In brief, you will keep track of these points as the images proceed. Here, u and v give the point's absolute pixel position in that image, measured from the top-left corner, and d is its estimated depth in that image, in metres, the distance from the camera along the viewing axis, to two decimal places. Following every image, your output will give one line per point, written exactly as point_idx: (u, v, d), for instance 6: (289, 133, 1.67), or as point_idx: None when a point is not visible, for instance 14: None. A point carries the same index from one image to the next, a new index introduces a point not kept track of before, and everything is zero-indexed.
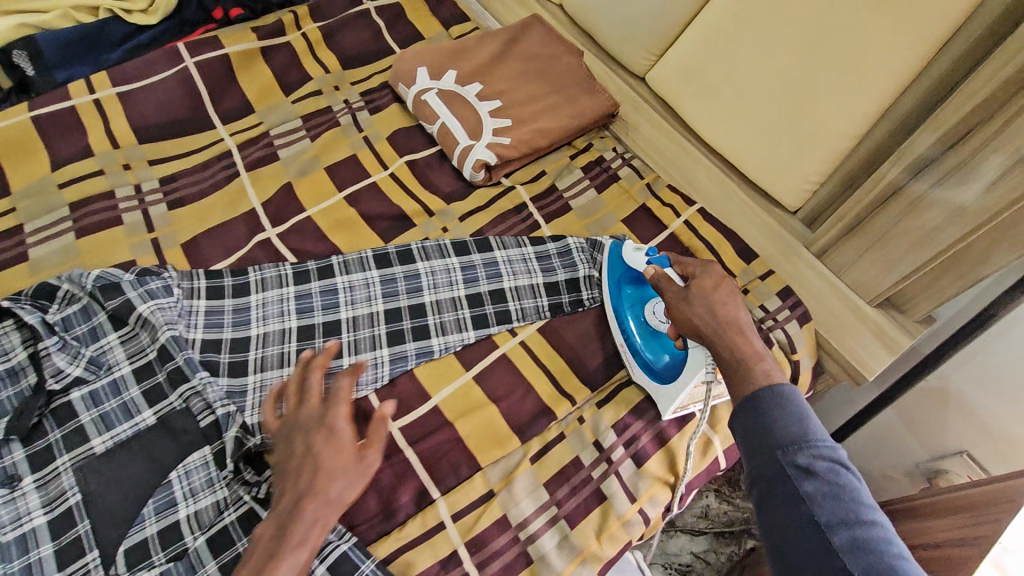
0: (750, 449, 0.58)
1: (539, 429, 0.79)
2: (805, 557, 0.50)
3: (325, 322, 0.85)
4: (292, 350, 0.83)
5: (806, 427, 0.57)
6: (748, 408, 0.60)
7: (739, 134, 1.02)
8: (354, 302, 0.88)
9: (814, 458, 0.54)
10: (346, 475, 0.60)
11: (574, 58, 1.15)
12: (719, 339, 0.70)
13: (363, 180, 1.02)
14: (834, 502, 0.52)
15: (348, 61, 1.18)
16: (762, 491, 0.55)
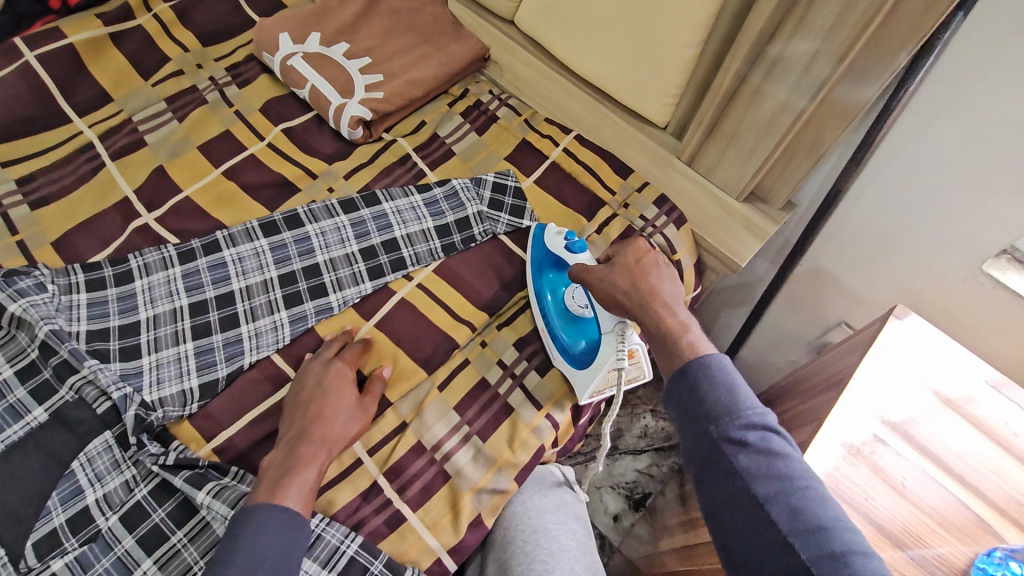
0: (687, 425, 0.63)
1: (443, 358, 0.82)
2: (744, 522, 0.56)
3: (217, 296, 0.85)
4: (186, 327, 0.81)
5: (736, 398, 0.61)
6: (681, 383, 0.64)
7: (600, 62, 1.07)
8: (245, 272, 0.87)
9: (744, 430, 0.59)
10: (342, 416, 0.73)
11: (438, 7, 1.16)
12: (642, 312, 0.74)
13: (239, 154, 1.00)
14: (766, 471, 0.57)
15: (208, 37, 1.14)
16: (700, 464, 0.61)
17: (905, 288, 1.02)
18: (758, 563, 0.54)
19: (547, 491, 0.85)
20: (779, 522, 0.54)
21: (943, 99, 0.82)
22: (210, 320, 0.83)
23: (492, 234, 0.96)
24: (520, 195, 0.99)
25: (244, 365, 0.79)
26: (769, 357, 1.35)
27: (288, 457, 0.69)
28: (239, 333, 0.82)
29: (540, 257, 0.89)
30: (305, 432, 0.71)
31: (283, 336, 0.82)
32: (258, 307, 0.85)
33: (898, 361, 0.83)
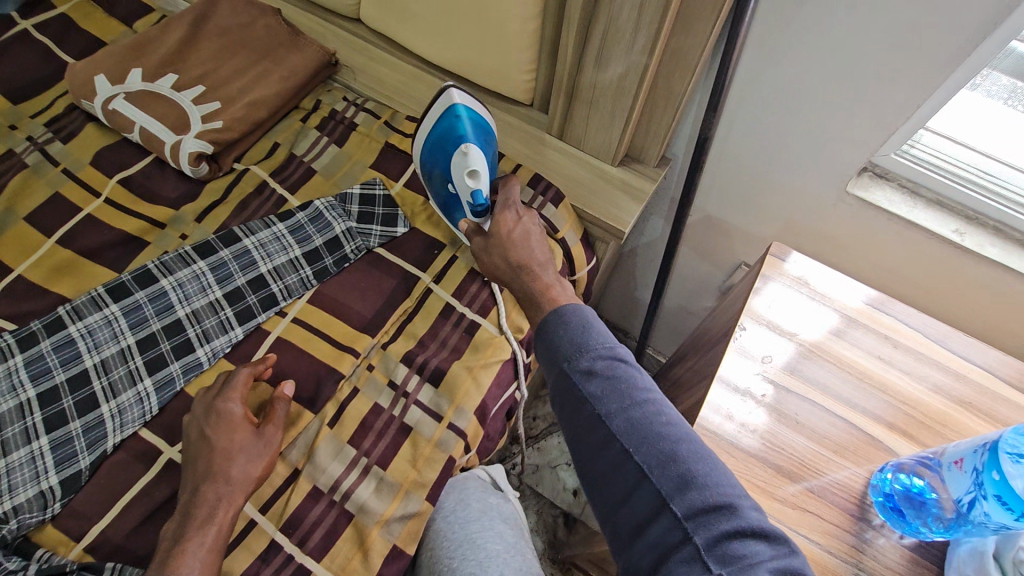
0: (543, 363, 0.61)
1: (329, 392, 0.78)
2: (592, 448, 0.56)
3: (68, 379, 0.77)
4: (36, 421, 0.74)
5: (587, 334, 0.60)
6: (540, 327, 0.63)
7: (451, 45, 1.03)
8: (97, 346, 0.80)
9: (593, 360, 0.58)
10: (245, 453, 0.69)
11: (271, 19, 1.08)
12: (512, 276, 0.73)
13: (72, 217, 0.91)
14: (613, 395, 0.56)
15: (18, 93, 1.03)
16: (555, 399, 0.60)
17: (787, 219, 1.04)
18: (608, 482, 0.55)
19: (469, 499, 0.80)
20: (624, 441, 0.54)
21: (777, 33, 0.83)
22: (64, 407, 0.75)
23: (366, 248, 0.92)
24: (390, 203, 0.95)
25: (108, 449, 0.73)
26: (686, 307, 1.37)
27: (181, 522, 0.65)
28: (99, 414, 0.75)
29: (434, 162, 0.87)
30: (199, 487, 0.67)
31: (149, 406, 0.76)
32: (117, 381, 0.78)
33: (785, 297, 0.85)
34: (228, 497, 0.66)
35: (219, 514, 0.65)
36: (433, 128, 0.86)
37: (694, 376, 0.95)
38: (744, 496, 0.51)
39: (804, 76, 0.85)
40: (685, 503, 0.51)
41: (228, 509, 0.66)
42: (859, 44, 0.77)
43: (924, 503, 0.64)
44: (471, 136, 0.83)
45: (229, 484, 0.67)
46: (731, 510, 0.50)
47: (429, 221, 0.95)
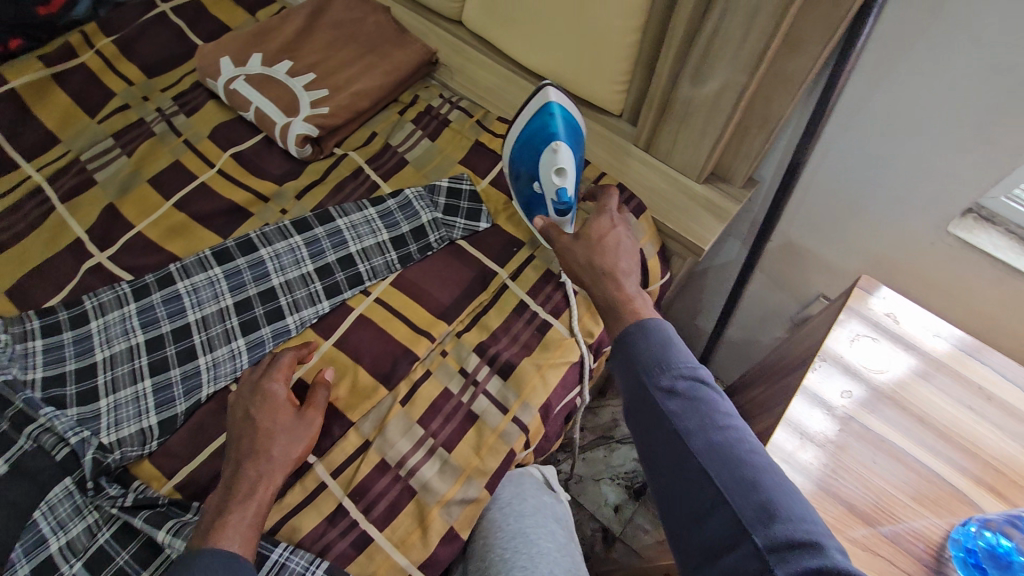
0: (621, 376, 0.62)
1: (403, 371, 0.81)
2: (668, 465, 0.57)
3: (173, 330, 0.84)
4: (142, 364, 0.81)
5: (669, 350, 0.60)
6: (619, 338, 0.64)
7: (548, 53, 1.05)
8: (201, 303, 0.86)
9: (675, 378, 0.58)
10: (285, 434, 0.72)
11: (380, 16, 1.15)
12: (595, 281, 0.73)
13: (189, 184, 0.99)
14: (694, 415, 0.57)
15: (151, 68, 1.13)
16: (630, 412, 0.61)
17: (877, 254, 1.00)
18: (683, 502, 0.55)
19: (525, 494, 0.82)
20: (705, 463, 0.54)
21: (890, 61, 0.80)
22: (167, 355, 0.82)
23: (449, 240, 0.95)
24: (476, 198, 0.98)
25: (203, 398, 0.79)
26: (754, 335, 1.33)
27: (224, 495, 0.67)
28: (197, 365, 0.81)
29: (522, 161, 0.88)
30: (240, 464, 0.69)
31: (241, 364, 0.82)
32: (215, 337, 0.84)
33: (869, 333, 0.82)
34: (268, 475, 0.69)
35: (260, 489, 0.68)
36: (522, 129, 0.87)
37: (759, 403, 0.93)
38: (829, 535, 0.50)
39: (915, 108, 0.82)
40: (767, 535, 0.50)
41: (267, 487, 0.68)
42: (980, 79, 0.74)
43: (1011, 565, 0.60)
44: (563, 134, 0.83)
45: (270, 463, 0.70)
46: (817, 547, 0.49)
47: (510, 219, 0.98)
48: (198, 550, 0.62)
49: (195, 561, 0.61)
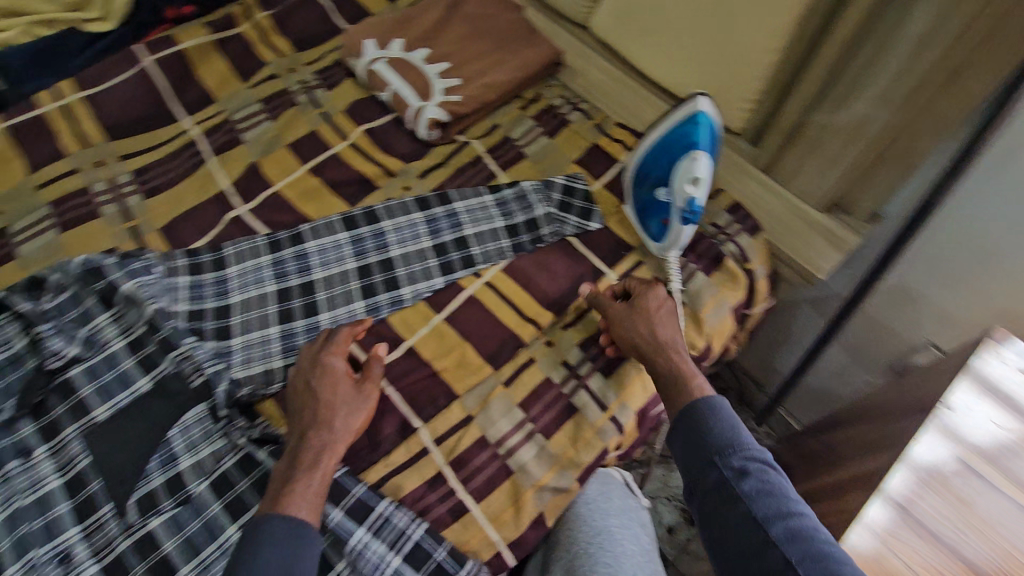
0: (691, 459, 0.67)
1: (509, 355, 0.84)
2: (741, 552, 0.58)
3: (300, 284, 0.90)
4: (272, 312, 0.87)
5: (735, 434, 0.66)
6: (684, 419, 0.69)
7: (676, 65, 1.04)
8: (326, 263, 0.92)
9: (743, 460, 0.64)
10: (344, 408, 0.73)
11: (513, 13, 1.18)
12: (650, 350, 0.77)
13: (324, 152, 1.07)
14: (764, 496, 0.60)
15: (299, 45, 1.21)
16: (697, 500, 0.64)
17: (1006, 310, 0.94)
18: None
19: (611, 494, 0.82)
20: (782, 543, 0.56)
21: None
22: (293, 306, 0.88)
23: (561, 234, 0.97)
24: (590, 198, 0.99)
25: None
26: (835, 386, 1.24)
27: (291, 464, 0.69)
28: (320, 320, 0.87)
29: (654, 166, 0.89)
30: (306, 433, 0.71)
31: None
32: (337, 297, 0.89)
33: (991, 390, 0.77)
34: (331, 446, 0.70)
35: (324, 459, 0.69)
36: (666, 131, 0.87)
37: (849, 448, 0.89)
38: None
39: None
40: None
41: (330, 458, 0.70)
42: None
43: None
44: (707, 145, 0.84)
45: (332, 434, 0.71)
46: None
47: (621, 222, 0.98)
48: (266, 516, 0.64)
49: (265, 527, 0.64)
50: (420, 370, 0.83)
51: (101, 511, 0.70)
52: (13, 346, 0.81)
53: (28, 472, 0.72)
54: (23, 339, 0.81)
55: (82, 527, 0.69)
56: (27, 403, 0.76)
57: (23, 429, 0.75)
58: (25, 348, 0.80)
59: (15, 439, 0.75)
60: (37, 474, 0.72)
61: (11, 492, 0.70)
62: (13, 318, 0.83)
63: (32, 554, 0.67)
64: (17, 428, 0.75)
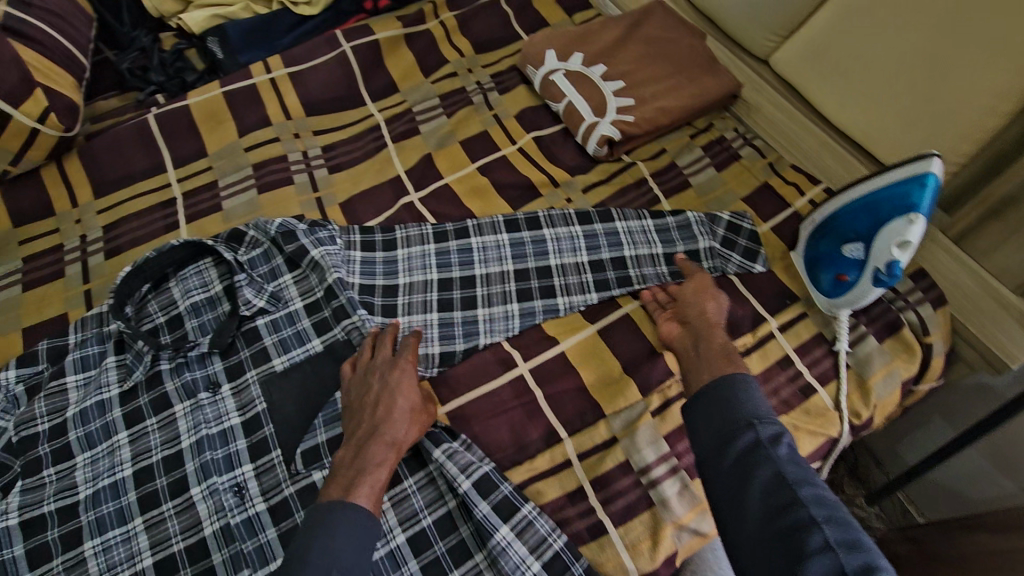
0: (715, 421, 0.63)
1: (660, 385, 0.83)
2: (759, 513, 0.55)
3: (461, 277, 0.93)
4: (433, 299, 0.91)
5: (766, 406, 0.63)
6: (717, 389, 0.65)
7: (873, 114, 0.98)
8: (487, 261, 0.95)
9: (776, 427, 0.60)
10: (406, 423, 0.72)
11: (695, 39, 1.16)
12: (708, 330, 0.79)
13: (493, 153, 1.11)
14: (795, 463, 0.57)
15: (480, 47, 1.26)
16: (716, 464, 0.60)
17: None
18: (780, 547, 0.52)
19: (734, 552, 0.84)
20: (811, 508, 0.53)
21: None
22: (453, 297, 0.91)
23: (722, 271, 0.95)
24: (756, 240, 0.96)
25: (480, 345, 0.87)
26: None
27: (359, 457, 0.69)
28: (477, 316, 0.89)
29: (853, 219, 0.85)
30: (376, 431, 0.71)
31: (513, 326, 0.88)
32: (494, 295, 0.92)
33: None
34: (393, 453, 0.70)
35: (391, 460, 0.70)
36: (878, 189, 0.82)
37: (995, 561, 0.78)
38: None
39: None
40: None
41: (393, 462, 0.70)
42: None
43: None
44: (928, 213, 0.78)
45: (398, 443, 0.71)
46: None
47: (788, 270, 0.95)
48: (326, 507, 0.64)
49: (323, 520, 0.63)
50: (569, 383, 0.84)
51: (272, 454, 0.77)
52: (211, 289, 0.90)
53: (214, 405, 0.81)
54: (221, 284, 0.90)
55: (255, 466, 0.77)
56: (221, 342, 0.84)
57: (213, 365, 0.84)
58: (222, 292, 0.90)
59: (206, 372, 0.84)
60: (222, 408, 0.81)
61: (200, 420, 0.80)
62: (215, 263, 0.92)
63: (213, 479, 0.76)
64: (210, 362, 0.84)
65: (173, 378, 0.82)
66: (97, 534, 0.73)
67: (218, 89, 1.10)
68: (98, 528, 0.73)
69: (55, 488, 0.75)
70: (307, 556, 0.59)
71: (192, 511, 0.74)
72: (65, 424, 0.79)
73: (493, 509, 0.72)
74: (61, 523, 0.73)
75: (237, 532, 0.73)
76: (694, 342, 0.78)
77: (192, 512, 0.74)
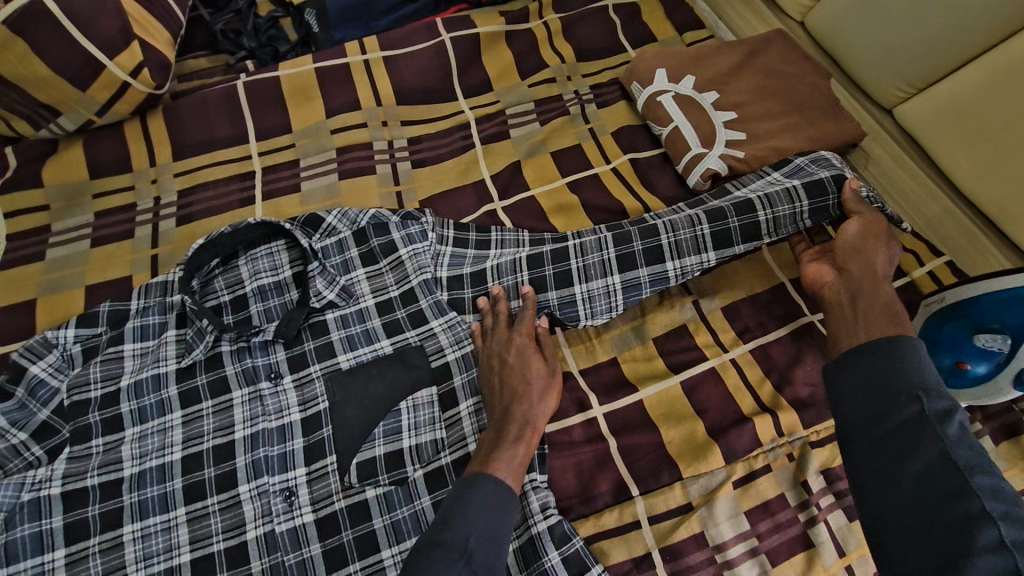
0: (871, 390, 0.58)
1: (747, 453, 0.77)
2: (914, 488, 0.51)
3: (556, 273, 0.84)
4: (524, 279, 0.85)
5: (938, 383, 0.56)
6: (879, 352, 0.61)
7: (1014, 188, 0.89)
8: (584, 250, 0.85)
9: (949, 405, 0.54)
10: (538, 390, 0.74)
11: (820, 79, 1.07)
12: (871, 289, 0.74)
13: (586, 170, 1.04)
14: (969, 448, 0.51)
15: (582, 52, 1.18)
16: (867, 432, 0.56)
17: None
18: (936, 530, 0.48)
19: None
20: (983, 499, 0.48)
21: None
22: (546, 274, 0.84)
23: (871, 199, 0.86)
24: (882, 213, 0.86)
25: (577, 321, 0.84)
26: None
27: (497, 433, 0.70)
28: (574, 295, 0.84)
29: (999, 310, 0.76)
30: (509, 409, 0.71)
31: (618, 304, 0.84)
32: (596, 292, 0.84)
33: None
34: (532, 420, 0.71)
35: (529, 433, 0.70)
36: None
37: None
38: None
39: None
40: None
41: (533, 431, 0.71)
42: None
43: None
44: None
45: (533, 409, 0.72)
46: None
47: None
48: (473, 479, 0.64)
49: (471, 492, 0.62)
50: (647, 436, 0.79)
51: (327, 461, 0.73)
52: (281, 274, 0.86)
53: (275, 397, 0.77)
54: (291, 270, 0.86)
55: (309, 471, 0.73)
56: (288, 333, 0.79)
57: (276, 354, 0.80)
58: (291, 278, 0.86)
59: (269, 360, 0.79)
60: (283, 402, 0.77)
61: (260, 412, 0.76)
62: (286, 247, 0.88)
63: (265, 480, 0.72)
64: (272, 350, 0.80)
65: (234, 362, 0.78)
66: (138, 519, 0.70)
67: (311, 64, 1.06)
68: (140, 512, 0.70)
69: (100, 461, 0.72)
70: (452, 519, 0.60)
71: (238, 511, 0.71)
72: (119, 394, 0.75)
73: (562, 560, 0.67)
74: (103, 500, 0.70)
75: (281, 542, 0.70)
76: (851, 297, 0.73)
77: (237, 511, 0.71)
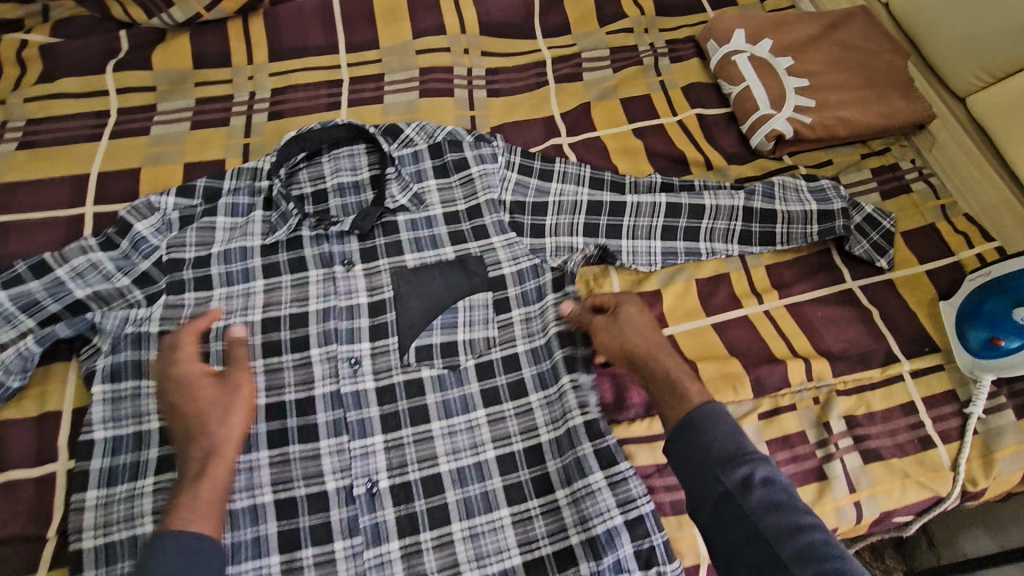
0: (685, 472, 0.58)
1: (774, 391, 0.83)
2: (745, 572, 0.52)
3: (609, 225, 0.90)
4: (580, 223, 0.90)
5: (735, 440, 0.58)
6: (681, 432, 0.60)
7: None
8: (638, 210, 0.90)
9: (748, 472, 0.55)
10: (214, 409, 0.66)
11: (898, 58, 1.08)
12: (652, 361, 0.71)
13: (652, 119, 1.07)
14: (774, 513, 0.53)
15: (663, 7, 1.20)
16: (701, 515, 0.56)
17: None
18: None
19: None
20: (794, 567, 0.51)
21: None
22: (600, 223, 0.90)
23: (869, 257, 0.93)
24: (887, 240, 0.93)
25: (618, 262, 0.91)
26: None
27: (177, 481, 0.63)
28: (620, 246, 0.90)
29: None
30: (184, 453, 0.64)
31: (656, 262, 0.91)
32: (639, 251, 0.91)
33: None
34: (211, 454, 0.63)
35: (209, 463, 0.63)
36: None
37: None
38: None
39: None
40: None
41: (214, 465, 0.63)
42: None
43: None
44: None
45: (211, 439, 0.64)
46: None
47: (933, 318, 0.89)
48: (159, 535, 0.57)
49: (155, 549, 0.56)
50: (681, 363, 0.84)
51: (388, 340, 0.81)
52: (360, 175, 0.93)
53: (347, 280, 0.84)
54: (369, 172, 0.93)
55: (371, 346, 0.80)
56: (363, 226, 0.85)
57: (350, 244, 0.86)
58: (369, 180, 0.92)
59: (343, 249, 0.86)
60: (353, 285, 0.84)
61: (332, 290, 0.83)
62: (367, 151, 0.94)
63: (333, 347, 0.80)
64: (347, 241, 0.86)
65: (312, 246, 0.86)
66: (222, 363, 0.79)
67: None
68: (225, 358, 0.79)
69: (192, 311, 0.81)
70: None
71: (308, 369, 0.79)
72: (210, 258, 0.83)
73: (595, 452, 0.74)
74: None
75: (345, 401, 0.77)
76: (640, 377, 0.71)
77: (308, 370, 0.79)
